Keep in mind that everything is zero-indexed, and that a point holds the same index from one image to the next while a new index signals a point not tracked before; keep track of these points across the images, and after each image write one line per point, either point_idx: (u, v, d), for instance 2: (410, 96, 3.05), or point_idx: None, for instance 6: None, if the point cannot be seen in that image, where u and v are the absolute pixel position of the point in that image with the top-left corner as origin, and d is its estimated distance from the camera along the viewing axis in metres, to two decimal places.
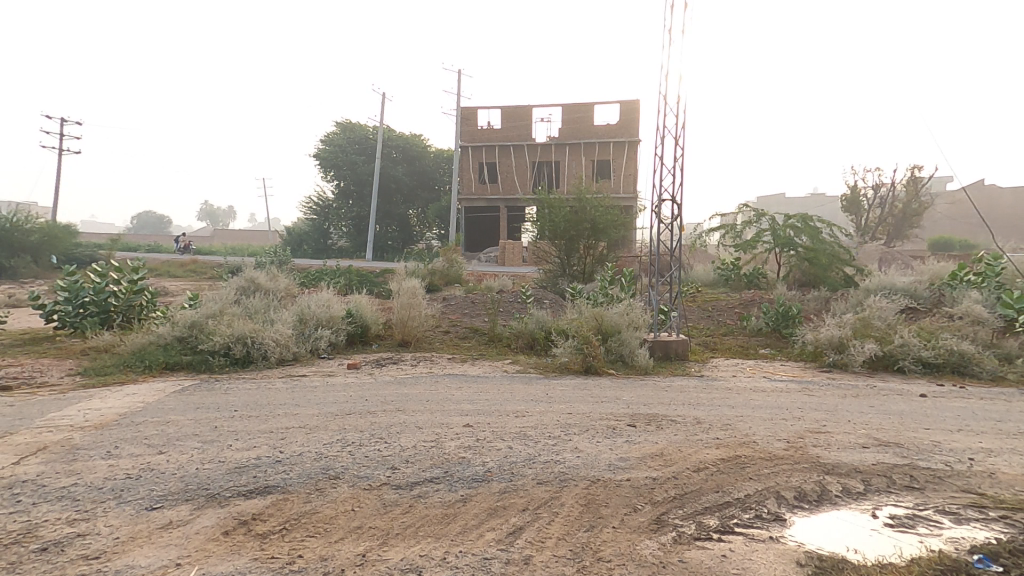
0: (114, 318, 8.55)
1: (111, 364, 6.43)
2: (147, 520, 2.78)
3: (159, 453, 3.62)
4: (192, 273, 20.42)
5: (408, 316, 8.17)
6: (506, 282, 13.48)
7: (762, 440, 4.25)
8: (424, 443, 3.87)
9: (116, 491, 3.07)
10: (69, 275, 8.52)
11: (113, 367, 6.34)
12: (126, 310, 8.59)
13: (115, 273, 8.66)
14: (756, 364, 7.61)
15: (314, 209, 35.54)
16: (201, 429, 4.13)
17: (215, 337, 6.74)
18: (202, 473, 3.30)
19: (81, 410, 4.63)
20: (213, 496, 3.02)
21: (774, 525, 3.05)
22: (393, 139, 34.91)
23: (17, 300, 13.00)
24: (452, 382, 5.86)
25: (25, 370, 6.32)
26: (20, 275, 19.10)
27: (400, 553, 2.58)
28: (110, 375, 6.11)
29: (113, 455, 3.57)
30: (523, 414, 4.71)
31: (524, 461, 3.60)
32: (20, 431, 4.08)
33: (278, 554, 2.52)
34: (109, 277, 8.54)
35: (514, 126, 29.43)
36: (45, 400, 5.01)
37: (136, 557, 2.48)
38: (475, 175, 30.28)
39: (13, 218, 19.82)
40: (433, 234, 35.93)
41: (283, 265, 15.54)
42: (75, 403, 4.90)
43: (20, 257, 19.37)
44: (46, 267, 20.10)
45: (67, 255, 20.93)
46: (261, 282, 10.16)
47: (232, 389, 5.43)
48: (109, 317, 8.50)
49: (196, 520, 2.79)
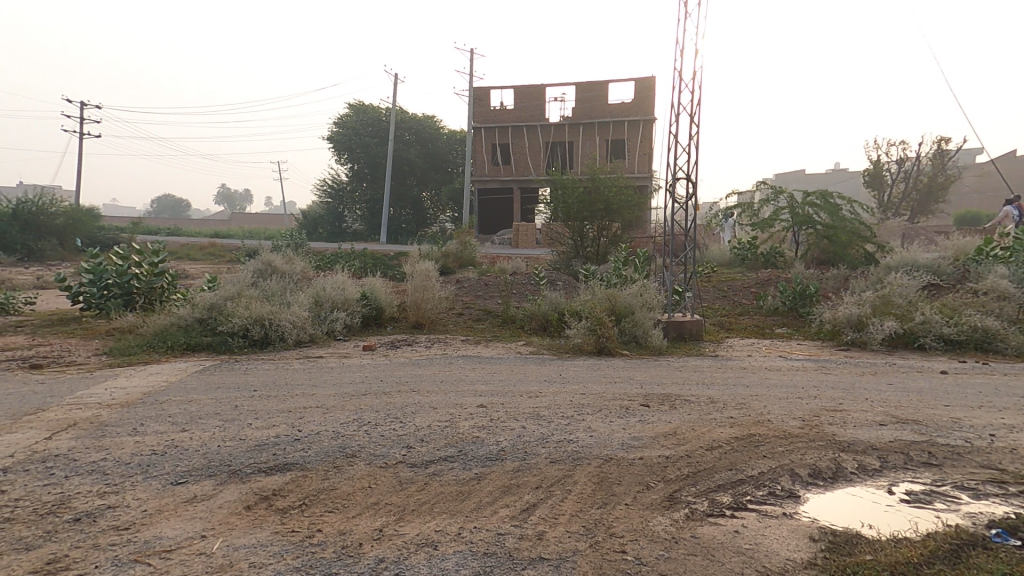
0: (136, 300, 8.73)
1: (134, 345, 6.61)
2: (172, 495, 2.89)
3: (182, 431, 3.73)
4: (211, 257, 20.80)
5: (422, 298, 8.21)
6: (519, 264, 13.50)
7: (776, 418, 4.24)
8: (438, 423, 3.93)
9: (143, 466, 3.19)
10: (92, 257, 8.69)
11: (136, 348, 6.52)
12: (148, 292, 8.80)
13: (136, 256, 8.84)
14: (772, 344, 7.55)
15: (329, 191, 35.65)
16: (222, 408, 4.25)
17: (233, 319, 6.87)
18: (224, 450, 3.41)
19: (108, 389, 4.79)
20: (234, 473, 3.12)
21: (788, 501, 3.06)
22: (406, 121, 34.94)
23: (45, 282, 13.38)
24: (466, 363, 5.93)
25: (54, 350, 6.53)
26: (47, 258, 19.59)
27: (416, 528, 2.65)
28: (133, 355, 6.29)
29: (139, 433, 3.69)
30: (536, 394, 4.75)
31: (537, 441, 3.65)
32: (49, 408, 4.24)
33: (299, 528, 2.61)
34: (130, 260, 8.71)
35: (527, 106, 29.04)
36: (74, 379, 5.20)
37: (164, 528, 2.59)
38: (488, 156, 29.98)
39: (40, 201, 20.21)
40: (448, 217, 35.79)
41: (300, 248, 15.72)
42: (101, 382, 5.07)
43: (47, 241, 19.87)
44: (70, 250, 20.62)
45: (92, 239, 21.44)
46: (277, 265, 10.31)
47: (252, 370, 5.56)
48: (132, 299, 8.67)
49: (220, 494, 2.90)
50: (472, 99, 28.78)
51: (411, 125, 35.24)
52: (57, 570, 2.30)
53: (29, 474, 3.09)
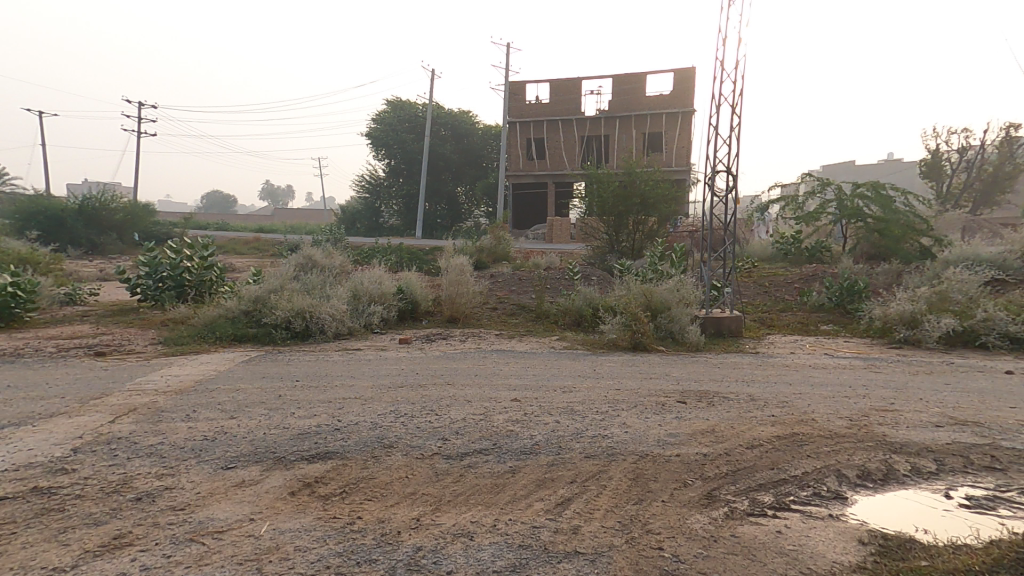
0: (188, 291, 9.20)
1: (186, 334, 6.98)
2: (223, 479, 3.05)
3: (231, 419, 3.93)
4: (255, 251, 21.63)
5: (457, 293, 8.33)
6: (553, 259, 13.45)
7: (822, 417, 4.08)
8: (473, 416, 3.98)
9: (196, 451, 3.38)
10: (148, 250, 9.20)
11: (188, 337, 6.88)
12: (199, 284, 9.25)
13: (188, 250, 9.29)
14: (817, 341, 7.25)
15: (367, 186, 36.46)
16: (267, 397, 4.44)
17: (277, 311, 7.14)
18: (270, 437, 3.57)
19: (164, 376, 5.09)
20: (280, 459, 3.27)
21: (835, 503, 2.94)
22: (443, 116, 35.28)
23: (107, 274, 14.27)
24: (500, 357, 5.97)
25: (115, 339, 6.96)
26: (108, 252, 20.94)
27: (452, 519, 2.70)
28: (186, 345, 6.64)
29: (192, 419, 3.90)
30: (570, 389, 4.74)
31: (571, 436, 3.64)
32: (112, 393, 4.53)
33: (340, 514, 2.71)
34: (183, 253, 9.18)
35: (563, 99, 28.79)
36: (134, 366, 5.55)
37: (216, 510, 2.73)
38: (523, 150, 29.90)
39: (102, 197, 21.51)
40: (482, 212, 35.90)
41: (339, 243, 16.19)
42: (157, 370, 5.38)
43: (107, 236, 21.26)
44: (129, 244, 21.93)
45: (148, 234, 22.72)
46: (318, 259, 10.64)
47: (294, 361, 5.79)
48: (184, 291, 9.13)
49: (267, 480, 3.04)
50: (508, 94, 28.78)
51: (447, 120, 35.55)
52: (122, 544, 2.46)
53: (95, 455, 3.31)
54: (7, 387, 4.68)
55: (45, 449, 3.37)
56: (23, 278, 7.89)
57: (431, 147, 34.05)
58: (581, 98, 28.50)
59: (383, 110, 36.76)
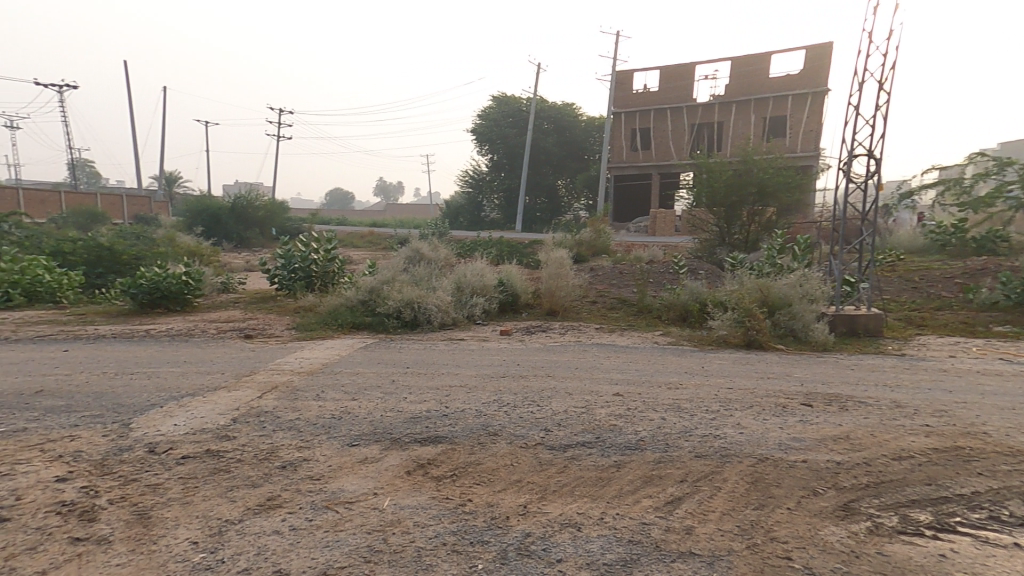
0: (315, 282, 10.24)
1: (314, 321, 7.80)
2: (349, 454, 3.38)
3: (353, 400, 4.33)
4: (369, 244, 23.48)
5: (556, 286, 8.38)
6: (656, 252, 12.99)
7: (995, 431, 3.54)
8: (575, 409, 4.01)
9: (325, 428, 3.78)
10: (283, 244, 10.37)
11: (315, 324, 7.68)
12: (324, 275, 10.26)
13: (315, 244, 10.33)
14: (984, 345, 6.26)
15: (469, 181, 37.84)
16: (383, 381, 4.83)
17: (389, 301, 7.70)
18: (386, 419, 3.89)
19: (297, 359, 5.73)
20: (396, 440, 3.55)
21: (1019, 531, 2.57)
22: (545, 110, 35.45)
23: (251, 265, 16.38)
24: (601, 352, 5.94)
25: (259, 324, 7.94)
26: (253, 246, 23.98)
27: (558, 508, 2.75)
28: (314, 330, 7.42)
29: (321, 399, 4.36)
30: (677, 386, 4.58)
31: (679, 434, 3.53)
32: (258, 372, 5.20)
33: (452, 496, 2.89)
34: (311, 247, 10.24)
35: (672, 87, 27.62)
36: (274, 349, 6.32)
37: (345, 482, 3.03)
38: (628, 141, 29.22)
39: (248, 196, 24.54)
40: (580, 205, 35.72)
41: (444, 237, 17.05)
42: (292, 353, 6.09)
43: (254, 231, 24.27)
44: (269, 239, 24.91)
45: (283, 229, 25.59)
46: (424, 252, 11.27)
47: (405, 349, 6.22)
48: (311, 281, 10.18)
49: (385, 458, 3.32)
50: (614, 85, 28.23)
51: (550, 114, 35.65)
52: (272, 502, 2.82)
53: (248, 425, 3.82)
54: (182, 362, 5.54)
55: (213, 417, 3.94)
56: (193, 269, 9.22)
57: (533, 142, 34.47)
58: (692, 84, 27.05)
59: (488, 106, 37.74)
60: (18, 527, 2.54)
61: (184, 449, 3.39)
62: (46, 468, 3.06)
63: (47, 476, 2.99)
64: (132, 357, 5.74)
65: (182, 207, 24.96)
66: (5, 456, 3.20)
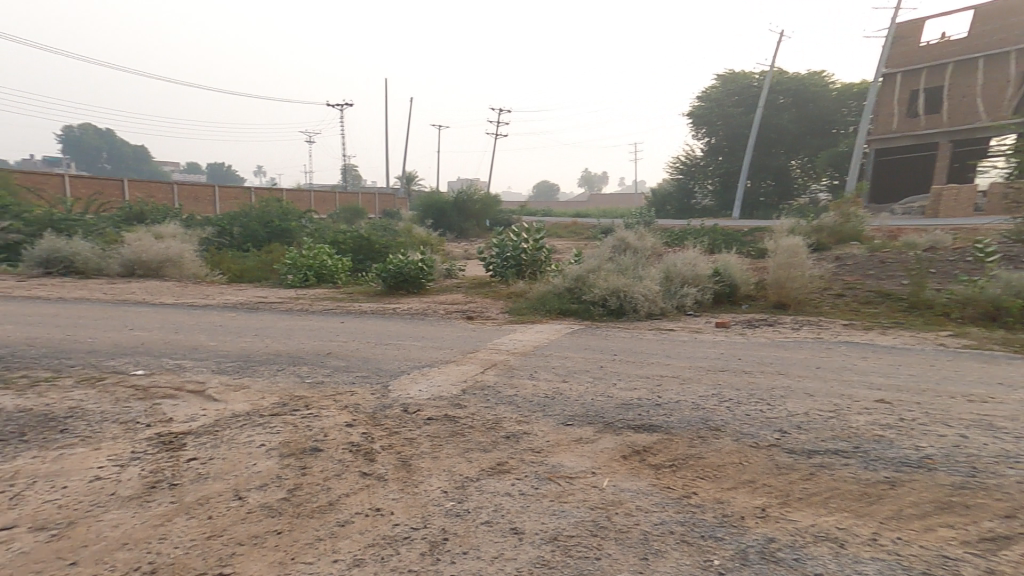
0: (525, 270, 11.12)
1: (524, 306, 8.38)
2: (565, 433, 3.54)
3: (565, 382, 4.56)
4: (573, 234, 24.52)
5: (787, 276, 7.71)
6: (939, 237, 10.65)
7: None
8: (821, 412, 3.57)
9: (541, 407, 4.02)
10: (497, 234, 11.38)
11: (526, 309, 8.26)
12: (533, 264, 11.09)
13: (525, 234, 11.12)
14: None
15: (681, 167, 36.58)
16: (592, 366, 4.98)
17: (595, 289, 7.87)
18: (598, 403, 3.99)
19: (512, 340, 6.30)
20: (608, 424, 3.61)
21: None
22: (783, 83, 32.24)
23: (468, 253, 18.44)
24: (852, 351, 5.19)
25: (478, 307, 8.87)
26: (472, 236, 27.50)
27: (808, 518, 2.48)
28: (525, 315, 7.99)
29: (535, 378, 4.72)
30: (987, 399, 3.77)
31: (995, 458, 2.88)
32: (480, 350, 5.85)
33: (674, 486, 2.82)
34: (521, 237, 11.04)
35: (984, 31, 22.79)
36: (492, 330, 7.00)
37: (565, 459, 3.18)
38: (901, 108, 25.40)
39: (468, 190, 27.90)
40: (821, 186, 31.97)
41: (650, 225, 16.79)
42: (506, 335, 6.67)
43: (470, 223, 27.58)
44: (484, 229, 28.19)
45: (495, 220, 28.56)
46: (630, 241, 11.03)
47: (611, 336, 6.29)
48: (522, 269, 11.07)
49: (600, 441, 3.39)
50: (893, 41, 24.37)
51: (788, 86, 32.30)
52: (503, 468, 3.08)
53: (478, 397, 4.27)
54: (421, 338, 6.49)
55: (447, 387, 4.53)
56: (427, 258, 10.76)
57: (766, 118, 31.63)
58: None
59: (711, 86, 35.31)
60: (326, 456, 3.29)
61: (428, 412, 3.97)
62: (338, 414, 3.90)
63: (338, 421, 3.79)
64: (386, 330, 6.93)
65: (417, 200, 29.17)
66: (312, 401, 4.18)
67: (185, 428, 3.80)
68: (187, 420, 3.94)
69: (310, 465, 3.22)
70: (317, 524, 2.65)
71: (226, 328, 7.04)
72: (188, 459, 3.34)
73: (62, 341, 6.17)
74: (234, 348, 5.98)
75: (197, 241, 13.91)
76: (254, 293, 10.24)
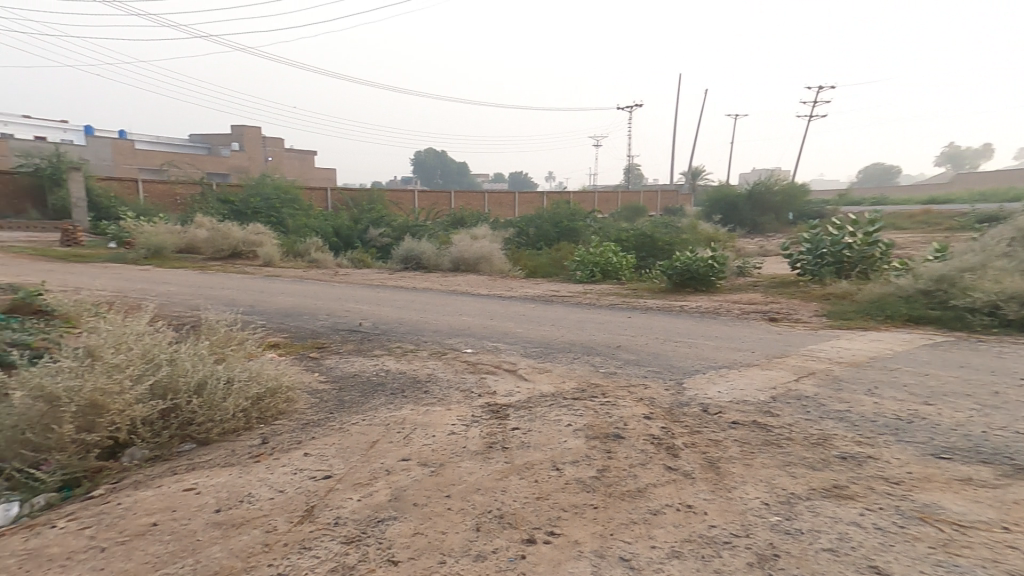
0: (849, 268, 10.30)
1: (853, 310, 7.93)
2: (939, 467, 3.29)
3: (928, 405, 4.27)
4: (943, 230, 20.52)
5: None
6: None
7: None
8: None
9: (892, 429, 3.85)
10: (813, 229, 10.83)
11: (855, 313, 7.80)
12: (861, 261, 10.19)
13: (852, 227, 10.34)
14: None
15: None
16: (976, 390, 4.59)
17: (972, 293, 7.14)
18: (994, 440, 3.61)
19: (835, 347, 6.06)
20: (1019, 470, 3.22)
21: None
22: None
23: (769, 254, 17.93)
24: None
25: (785, 308, 8.62)
26: (766, 230, 29.71)
27: None
28: (854, 320, 7.55)
29: (876, 395, 4.50)
30: None
31: None
32: (790, 355, 5.80)
33: None
34: (848, 231, 10.31)
35: None
36: (809, 335, 6.79)
37: (945, 500, 2.92)
38: None
39: (770, 182, 29.97)
40: None
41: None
42: (830, 341, 6.42)
43: (767, 217, 29.82)
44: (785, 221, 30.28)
45: (801, 211, 30.63)
46: None
47: (1004, 354, 5.64)
48: (845, 267, 10.29)
49: (1011, 487, 3.04)
50: None
51: None
52: (848, 494, 3.03)
53: (799, 408, 4.27)
54: (714, 337, 6.67)
55: (753, 392, 4.66)
56: (717, 254, 10.57)
57: None
58: None
59: None
60: (628, 444, 3.82)
61: (729, 415, 4.20)
62: (634, 406, 4.44)
63: (636, 412, 4.39)
64: (676, 327, 7.29)
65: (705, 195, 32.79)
66: (608, 391, 4.86)
67: (506, 401, 5.02)
68: (505, 395, 5.18)
69: (614, 450, 3.79)
70: (629, 507, 3.08)
71: (527, 317, 8.28)
72: (511, 428, 4.44)
73: (419, 321, 8.36)
74: (538, 335, 7.11)
75: (501, 241, 16.84)
76: (545, 286, 11.71)
